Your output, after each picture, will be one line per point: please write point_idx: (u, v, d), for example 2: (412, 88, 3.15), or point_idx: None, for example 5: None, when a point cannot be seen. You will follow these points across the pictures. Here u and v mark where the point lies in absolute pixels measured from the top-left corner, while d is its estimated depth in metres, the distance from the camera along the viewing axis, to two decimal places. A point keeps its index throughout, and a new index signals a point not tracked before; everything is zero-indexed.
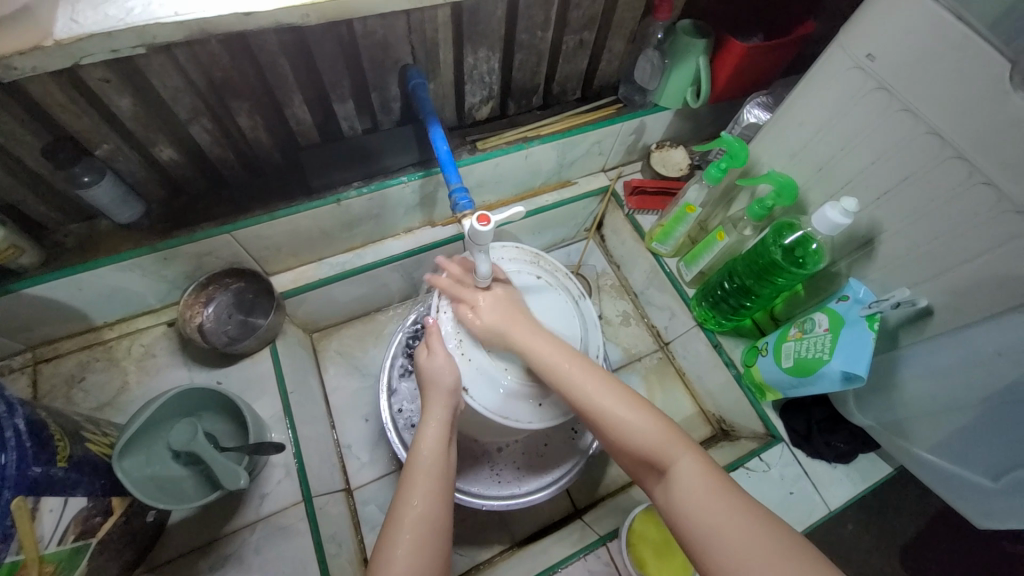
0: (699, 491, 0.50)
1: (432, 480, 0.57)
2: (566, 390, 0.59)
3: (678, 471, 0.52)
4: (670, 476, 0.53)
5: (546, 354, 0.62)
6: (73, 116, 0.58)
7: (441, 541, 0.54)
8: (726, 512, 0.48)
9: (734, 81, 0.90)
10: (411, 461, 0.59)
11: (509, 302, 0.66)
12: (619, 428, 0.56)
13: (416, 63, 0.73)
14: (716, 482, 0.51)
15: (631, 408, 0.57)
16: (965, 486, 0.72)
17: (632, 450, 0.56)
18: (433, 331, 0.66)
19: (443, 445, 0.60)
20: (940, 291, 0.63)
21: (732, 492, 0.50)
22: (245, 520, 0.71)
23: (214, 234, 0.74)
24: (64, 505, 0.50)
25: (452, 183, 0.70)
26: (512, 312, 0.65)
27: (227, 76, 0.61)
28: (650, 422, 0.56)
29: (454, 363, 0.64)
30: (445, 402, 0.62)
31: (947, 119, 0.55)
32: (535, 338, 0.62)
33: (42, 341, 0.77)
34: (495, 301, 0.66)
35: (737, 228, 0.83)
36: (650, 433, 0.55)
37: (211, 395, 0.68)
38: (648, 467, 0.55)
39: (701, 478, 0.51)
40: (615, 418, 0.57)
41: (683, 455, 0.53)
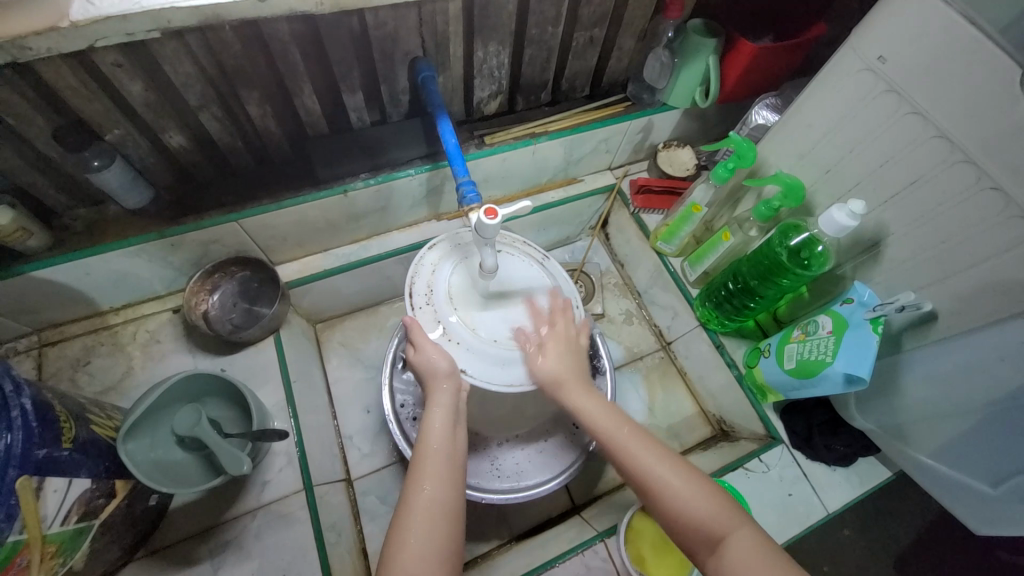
0: (754, 570, 0.46)
1: (440, 469, 0.57)
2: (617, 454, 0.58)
3: (732, 546, 0.48)
4: (724, 547, 0.48)
5: (601, 417, 0.61)
6: (85, 101, 0.59)
7: (451, 524, 0.54)
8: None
9: (744, 82, 0.89)
10: (419, 450, 0.59)
11: (573, 353, 0.65)
12: (664, 494, 0.53)
13: (426, 56, 0.73)
14: (778, 563, 0.46)
15: (682, 474, 0.54)
16: (962, 490, 0.72)
17: (682, 526, 0.52)
18: (413, 324, 0.63)
19: (449, 433, 0.60)
20: (945, 295, 0.63)
21: (786, 570, 0.45)
22: (246, 507, 0.71)
23: (221, 222, 0.74)
24: (68, 486, 0.51)
25: (460, 177, 0.70)
26: (571, 368, 0.63)
27: (239, 65, 0.62)
28: (701, 489, 0.52)
29: (443, 349, 0.62)
30: (444, 387, 0.61)
31: (957, 123, 0.55)
32: (586, 397, 0.62)
33: (48, 324, 0.77)
34: (559, 349, 0.64)
35: (742, 228, 0.82)
36: (703, 505, 0.51)
37: (216, 382, 0.68)
38: (700, 540, 0.50)
39: (758, 555, 0.47)
40: (663, 483, 0.54)
41: (739, 528, 0.49)
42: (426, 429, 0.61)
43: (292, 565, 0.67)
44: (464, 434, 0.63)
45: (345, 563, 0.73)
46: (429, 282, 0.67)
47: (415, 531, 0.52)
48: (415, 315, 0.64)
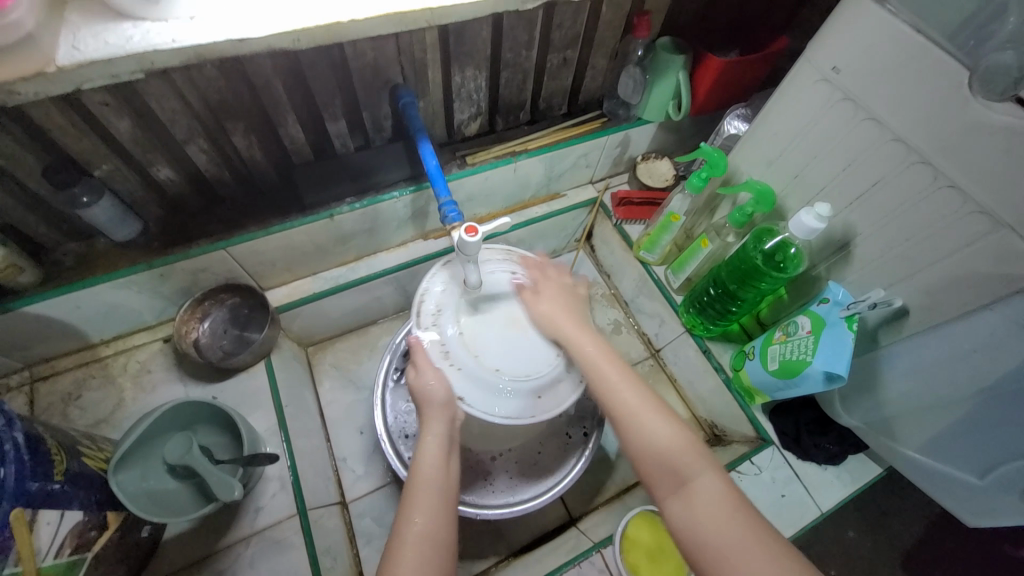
0: (715, 510, 0.51)
1: (433, 494, 0.58)
2: (603, 389, 0.61)
3: (698, 488, 0.52)
4: (691, 489, 0.53)
5: (594, 353, 0.64)
6: (74, 139, 0.60)
7: (443, 551, 0.55)
8: (741, 536, 0.48)
9: (714, 95, 0.93)
10: (414, 476, 0.60)
11: (568, 298, 0.70)
12: (645, 431, 0.57)
13: (406, 83, 0.76)
14: (737, 505, 0.51)
15: (664, 419, 0.58)
16: (952, 483, 0.73)
17: (653, 460, 0.55)
18: (418, 347, 0.64)
19: (443, 459, 0.61)
20: (914, 291, 0.65)
21: (746, 512, 0.50)
22: (239, 535, 0.71)
23: (210, 251, 0.75)
24: (60, 518, 0.51)
25: (442, 197, 0.72)
26: (561, 307, 0.68)
27: (223, 99, 0.64)
28: (682, 433, 0.57)
29: (445, 377, 0.63)
30: (440, 416, 0.62)
31: (910, 126, 0.57)
32: (580, 333, 0.65)
33: (39, 359, 0.77)
34: (554, 295, 0.69)
35: (720, 236, 0.85)
36: (676, 444, 0.55)
37: (207, 409, 0.69)
38: (667, 480, 0.54)
39: (719, 499, 0.51)
40: (646, 421, 0.57)
41: (704, 472, 0.54)
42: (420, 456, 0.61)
43: None
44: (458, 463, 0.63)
45: None
46: (436, 304, 0.68)
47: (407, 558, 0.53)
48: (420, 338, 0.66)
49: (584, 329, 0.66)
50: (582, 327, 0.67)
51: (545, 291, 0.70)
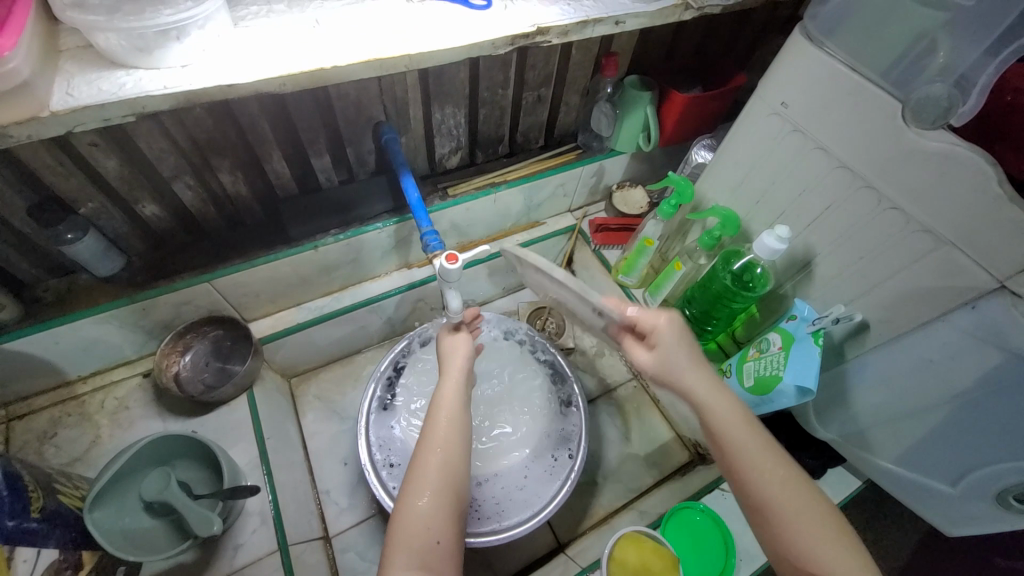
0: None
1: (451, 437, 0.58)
2: (744, 479, 0.51)
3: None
4: None
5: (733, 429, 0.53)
6: (61, 178, 0.62)
7: (459, 490, 0.56)
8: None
9: (681, 127, 0.99)
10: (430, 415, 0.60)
11: (684, 347, 0.60)
12: (792, 537, 0.48)
13: (388, 120, 0.80)
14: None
15: (823, 530, 0.48)
16: (929, 493, 0.74)
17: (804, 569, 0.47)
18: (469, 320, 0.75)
19: (461, 401, 0.62)
20: (873, 306, 0.68)
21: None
22: (217, 574, 0.69)
23: (193, 284, 0.76)
24: (38, 557, 0.50)
25: (424, 227, 0.75)
26: (689, 370, 0.58)
27: (210, 138, 0.67)
28: (841, 548, 0.47)
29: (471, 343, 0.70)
30: (457, 363, 0.66)
31: (853, 155, 0.63)
32: (721, 400, 0.55)
33: (11, 399, 0.76)
34: (668, 349, 0.59)
35: (692, 258, 0.89)
36: (835, 558, 0.47)
37: (186, 443, 0.68)
38: None
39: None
40: (794, 528, 0.48)
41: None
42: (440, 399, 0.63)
43: None
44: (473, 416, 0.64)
45: None
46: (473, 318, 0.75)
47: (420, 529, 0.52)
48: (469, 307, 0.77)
49: (720, 390, 0.56)
50: (726, 390, 0.57)
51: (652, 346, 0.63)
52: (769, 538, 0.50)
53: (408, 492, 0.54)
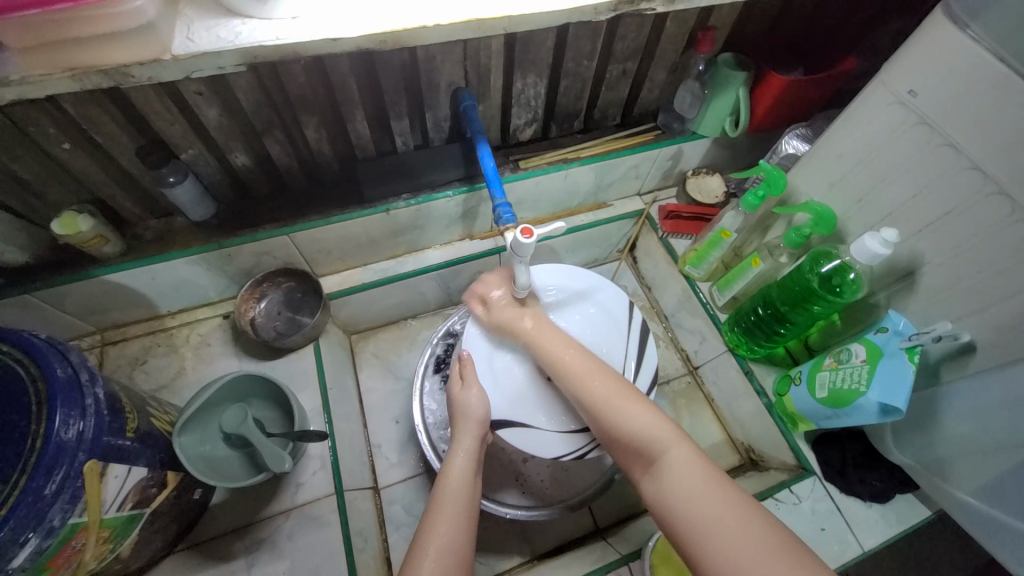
0: (685, 480, 0.52)
1: (452, 507, 0.60)
2: (573, 382, 0.64)
3: (669, 463, 0.54)
4: (658, 466, 0.55)
5: (554, 349, 0.67)
6: (167, 124, 0.66)
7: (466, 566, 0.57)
8: (711, 502, 0.50)
9: (774, 112, 0.91)
10: (440, 485, 0.63)
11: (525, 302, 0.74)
12: (611, 416, 0.60)
13: (468, 86, 0.78)
14: (704, 474, 0.53)
15: (634, 406, 0.60)
16: (1009, 535, 0.65)
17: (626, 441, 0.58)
18: (466, 361, 0.72)
19: (471, 470, 0.64)
20: (985, 327, 0.62)
21: (717, 479, 0.52)
22: (280, 507, 0.74)
23: (274, 235, 0.80)
24: (126, 473, 0.55)
25: (497, 198, 0.74)
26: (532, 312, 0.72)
27: (302, 94, 0.68)
28: (644, 416, 0.59)
29: (483, 393, 0.69)
30: (472, 432, 0.67)
31: (990, 156, 0.55)
32: (546, 335, 0.69)
33: (112, 325, 0.84)
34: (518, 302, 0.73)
35: (773, 255, 0.83)
36: (642, 426, 0.58)
37: (260, 384, 0.72)
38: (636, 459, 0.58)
39: (689, 465, 0.53)
40: (612, 411, 0.60)
41: (673, 446, 0.56)
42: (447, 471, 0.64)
43: (321, 568, 0.69)
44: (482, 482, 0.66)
45: (370, 569, 0.75)
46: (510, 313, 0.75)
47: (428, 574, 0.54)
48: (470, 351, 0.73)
49: (545, 329, 0.70)
50: (550, 327, 0.70)
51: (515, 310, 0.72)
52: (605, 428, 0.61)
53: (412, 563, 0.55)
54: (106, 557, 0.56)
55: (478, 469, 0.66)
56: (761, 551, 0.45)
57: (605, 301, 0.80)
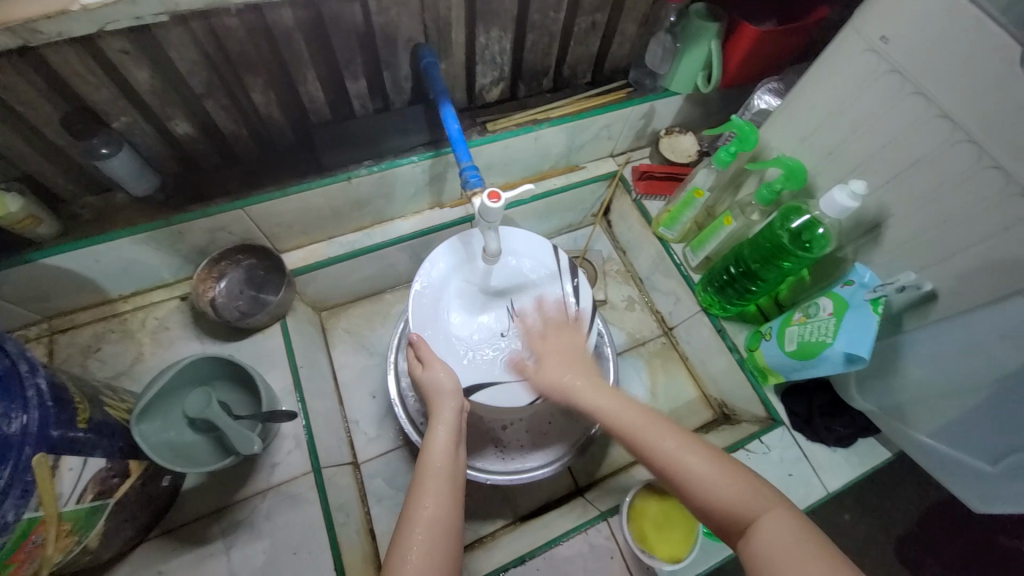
0: (786, 554, 0.44)
1: (438, 480, 0.58)
2: (640, 443, 0.56)
3: (765, 531, 0.46)
4: (755, 535, 0.47)
5: (609, 407, 0.61)
6: (93, 89, 0.59)
7: (454, 543, 0.54)
8: (818, 568, 0.42)
9: (747, 66, 0.89)
10: (422, 467, 0.59)
11: (568, 356, 0.69)
12: (690, 480, 0.52)
13: (428, 42, 0.73)
14: (806, 543, 0.44)
15: (712, 462, 0.52)
16: (964, 470, 0.73)
17: (711, 510, 0.51)
18: (419, 343, 0.68)
19: (452, 447, 0.61)
20: (944, 275, 0.63)
21: (824, 550, 0.43)
22: (257, 488, 0.72)
23: (227, 209, 0.75)
24: (83, 465, 0.53)
25: (463, 162, 0.70)
26: (574, 369, 0.67)
27: (243, 51, 0.62)
28: (726, 475, 0.51)
29: (447, 366, 0.67)
30: (449, 403, 0.64)
31: (958, 103, 0.55)
32: (596, 395, 0.63)
33: (59, 312, 0.78)
34: (557, 356, 0.69)
35: (744, 213, 0.83)
36: (727, 488, 0.50)
37: (225, 366, 0.69)
38: (731, 528, 0.49)
39: (793, 533, 0.45)
40: (687, 469, 0.52)
41: (768, 513, 0.47)
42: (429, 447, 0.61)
43: (303, 544, 0.68)
44: (466, 453, 0.64)
45: (354, 542, 0.75)
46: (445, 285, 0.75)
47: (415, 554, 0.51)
48: (418, 332, 0.70)
49: (601, 389, 0.63)
50: (602, 388, 0.63)
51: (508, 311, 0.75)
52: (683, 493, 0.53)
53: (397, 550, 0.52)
54: (72, 549, 0.54)
55: (460, 440, 0.64)
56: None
57: (535, 246, 0.79)
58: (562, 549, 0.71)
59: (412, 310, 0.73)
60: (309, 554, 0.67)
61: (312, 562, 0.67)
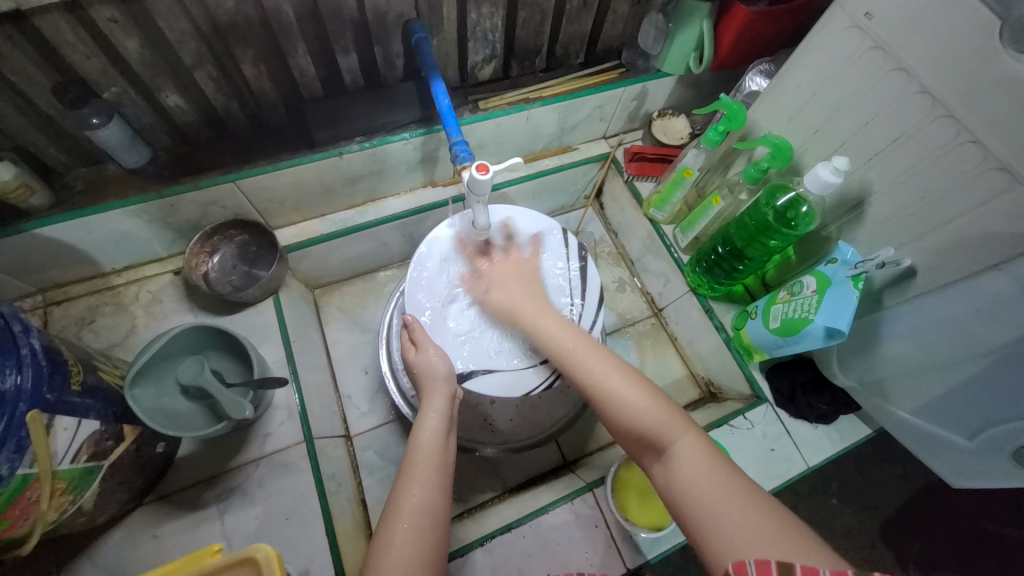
0: (698, 475, 0.49)
1: (427, 467, 0.59)
2: (576, 372, 0.62)
3: (682, 452, 0.51)
4: (671, 453, 0.52)
5: (552, 330, 0.66)
6: (84, 58, 0.60)
7: (439, 531, 0.55)
8: (723, 486, 0.47)
9: (739, 46, 0.89)
10: (410, 452, 0.61)
11: (521, 280, 0.73)
12: (616, 402, 0.58)
13: (419, 18, 0.73)
14: (717, 463, 0.50)
15: (636, 395, 0.57)
16: (943, 445, 0.75)
17: (634, 433, 0.56)
18: (413, 325, 0.69)
19: (442, 433, 0.62)
20: (924, 251, 0.64)
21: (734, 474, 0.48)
22: (249, 456, 0.74)
23: (219, 182, 0.75)
24: (76, 426, 0.54)
25: (453, 137, 0.71)
26: (523, 294, 0.70)
27: (232, 22, 0.62)
28: (650, 406, 0.56)
29: (439, 351, 0.68)
30: (441, 390, 0.65)
31: (937, 78, 0.55)
32: (549, 319, 0.67)
33: (53, 284, 0.79)
34: (506, 279, 0.72)
35: (733, 192, 0.84)
36: (648, 417, 0.55)
37: (218, 337, 0.71)
38: (649, 449, 0.55)
39: (703, 455, 0.50)
40: (612, 394, 0.58)
41: (684, 435, 0.53)
42: (419, 431, 0.63)
43: (294, 511, 0.70)
44: (456, 442, 0.65)
45: (344, 510, 0.77)
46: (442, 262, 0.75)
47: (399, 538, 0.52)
48: (414, 314, 0.71)
49: (550, 315, 0.68)
50: (549, 313, 0.68)
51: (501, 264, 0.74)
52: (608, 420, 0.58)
53: (382, 533, 0.53)
54: (68, 509, 0.55)
55: (450, 428, 0.65)
56: (788, 543, 0.42)
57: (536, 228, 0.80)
58: (548, 518, 0.73)
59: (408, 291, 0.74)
60: (301, 520, 0.69)
61: (303, 528, 0.68)
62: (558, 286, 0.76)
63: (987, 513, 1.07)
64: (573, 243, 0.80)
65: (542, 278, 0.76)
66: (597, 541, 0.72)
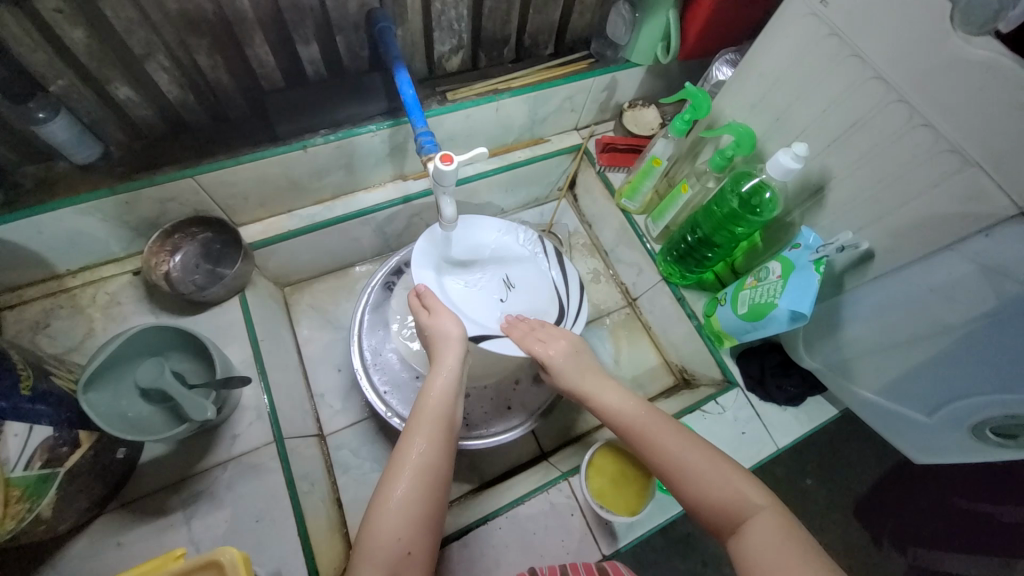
0: (777, 549, 0.47)
1: (433, 426, 0.58)
2: (647, 441, 0.59)
3: (756, 525, 0.49)
4: (746, 526, 0.50)
5: (614, 407, 0.64)
6: (26, 48, 0.57)
7: (439, 497, 0.54)
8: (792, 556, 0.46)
9: (705, 37, 0.90)
10: (419, 407, 0.60)
11: (575, 355, 0.72)
12: (691, 475, 0.55)
13: (382, 7, 0.72)
14: (790, 539, 0.47)
15: (714, 464, 0.54)
16: (903, 421, 0.78)
17: (710, 507, 0.53)
18: (426, 292, 0.70)
19: (449, 397, 0.62)
20: (882, 233, 0.66)
21: (815, 557, 0.45)
22: (217, 459, 0.72)
23: (177, 178, 0.73)
24: (28, 432, 0.53)
25: (418, 128, 0.70)
26: (585, 373, 0.69)
27: (184, 10, 0.60)
28: (729, 475, 0.53)
29: (453, 317, 0.68)
30: (454, 349, 0.65)
31: (889, 64, 0.57)
32: (607, 391, 0.67)
33: (3, 288, 0.76)
34: (565, 359, 0.70)
35: (701, 181, 0.85)
36: (726, 488, 0.53)
37: (178, 337, 0.69)
38: (722, 519, 0.52)
39: (783, 537, 0.47)
40: (686, 463, 0.55)
41: (760, 510, 0.50)
42: (427, 393, 0.62)
43: (265, 512, 0.68)
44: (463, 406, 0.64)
45: (317, 510, 0.76)
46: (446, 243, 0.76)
47: (397, 502, 0.52)
48: (425, 284, 0.72)
49: (607, 386, 0.67)
50: (611, 386, 0.67)
51: (556, 347, 0.71)
52: (678, 485, 0.56)
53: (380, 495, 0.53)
54: (24, 517, 0.53)
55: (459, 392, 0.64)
56: None
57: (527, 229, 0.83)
58: (524, 508, 0.73)
59: (415, 260, 0.75)
60: (272, 522, 0.68)
61: (274, 529, 0.67)
62: (548, 276, 0.82)
63: (953, 489, 1.11)
64: (548, 245, 0.84)
65: (536, 274, 0.81)
66: (573, 530, 0.72)
